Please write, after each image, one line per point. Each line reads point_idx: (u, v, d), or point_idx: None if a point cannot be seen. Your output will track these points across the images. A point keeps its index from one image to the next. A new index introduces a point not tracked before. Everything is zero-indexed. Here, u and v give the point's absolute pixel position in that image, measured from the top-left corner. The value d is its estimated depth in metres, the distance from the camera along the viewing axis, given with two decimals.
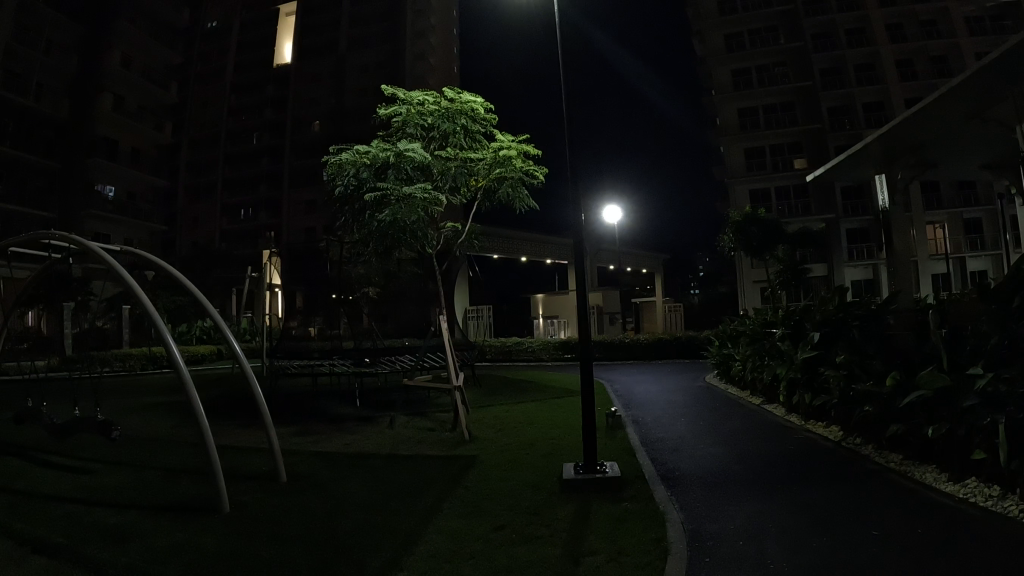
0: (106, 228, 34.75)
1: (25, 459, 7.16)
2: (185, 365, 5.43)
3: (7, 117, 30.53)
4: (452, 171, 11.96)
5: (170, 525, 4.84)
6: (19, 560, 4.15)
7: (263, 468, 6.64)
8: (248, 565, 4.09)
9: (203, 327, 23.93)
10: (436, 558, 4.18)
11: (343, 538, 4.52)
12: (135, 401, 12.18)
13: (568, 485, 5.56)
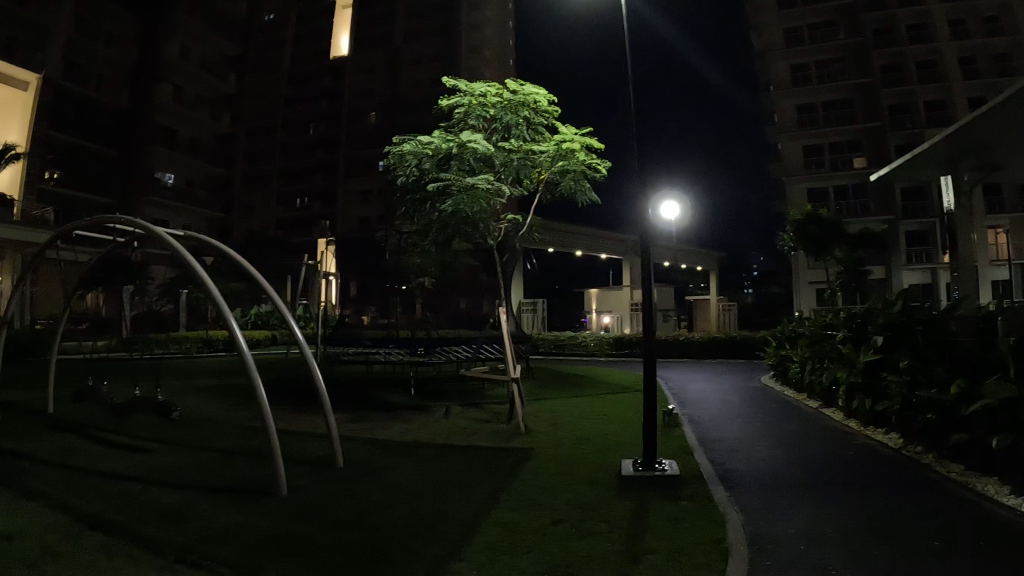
0: (164, 214, 35.84)
1: (87, 437, 7.36)
2: (248, 350, 5.51)
3: (71, 106, 31.64)
4: (516, 164, 11.67)
5: (229, 505, 4.96)
6: (77, 537, 4.28)
7: (319, 452, 6.76)
8: (306, 548, 4.17)
9: (260, 312, 24.50)
10: (493, 550, 4.19)
11: (397, 527, 4.54)
12: (191, 383, 12.48)
13: (624, 482, 5.54)
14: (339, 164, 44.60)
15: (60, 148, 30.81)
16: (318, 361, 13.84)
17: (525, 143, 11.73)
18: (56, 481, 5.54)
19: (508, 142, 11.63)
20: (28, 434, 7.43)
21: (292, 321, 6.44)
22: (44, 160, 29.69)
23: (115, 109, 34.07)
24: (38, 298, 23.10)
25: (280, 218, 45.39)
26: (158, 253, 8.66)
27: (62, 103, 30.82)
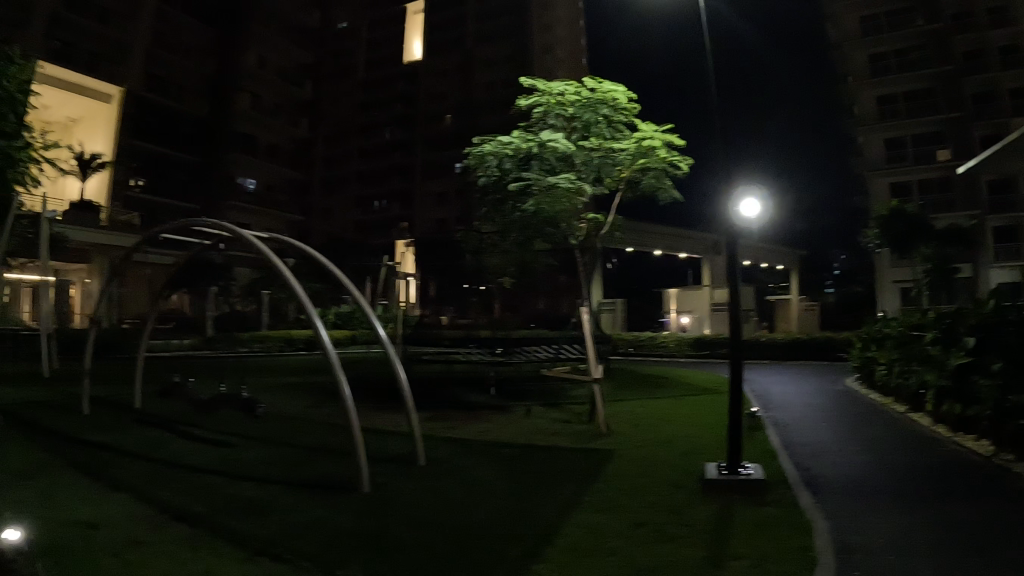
0: (247, 218, 37.29)
1: (174, 432, 7.65)
2: (333, 349, 5.68)
3: (155, 117, 33.16)
4: (597, 162, 11.44)
5: (313, 501, 5.11)
6: (164, 530, 4.45)
7: (398, 450, 6.89)
8: (385, 545, 4.23)
9: (340, 313, 25.14)
10: (575, 552, 4.17)
11: (474, 526, 4.57)
12: (275, 380, 12.91)
13: (708, 486, 5.43)
14: (418, 167, 45.73)
15: (144, 156, 32.41)
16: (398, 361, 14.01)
17: (605, 141, 11.43)
18: (145, 474, 5.78)
19: (588, 141, 11.41)
20: (119, 428, 7.77)
21: (375, 321, 6.58)
22: (127, 168, 31.35)
23: (196, 118, 35.48)
24: (124, 300, 24.27)
25: (358, 221, 46.59)
26: (241, 255, 8.94)
27: (145, 114, 32.35)
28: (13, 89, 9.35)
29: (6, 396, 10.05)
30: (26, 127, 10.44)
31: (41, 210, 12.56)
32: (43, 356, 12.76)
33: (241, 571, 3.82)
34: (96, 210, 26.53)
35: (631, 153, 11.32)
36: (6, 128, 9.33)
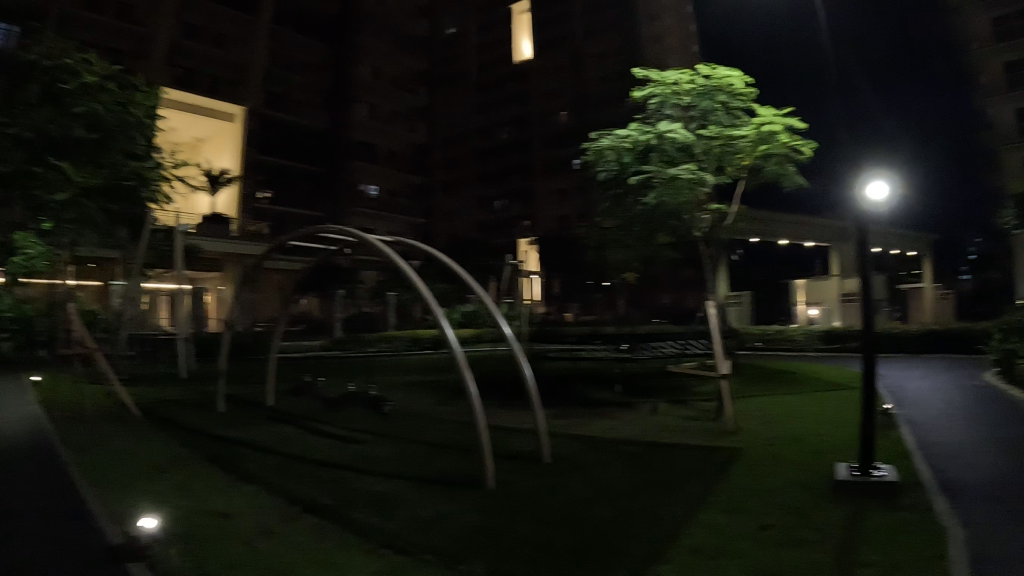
0: (371, 223, 39.38)
1: (306, 429, 8.01)
2: (458, 347, 5.77)
3: (277, 133, 35.07)
4: (717, 151, 10.34)
5: (440, 494, 5.24)
6: (294, 520, 4.67)
7: (523, 447, 6.97)
8: (506, 540, 4.27)
9: (467, 311, 25.68)
10: (698, 554, 4.04)
11: (592, 524, 4.54)
12: (404, 378, 13.43)
13: (839, 488, 5.14)
14: None
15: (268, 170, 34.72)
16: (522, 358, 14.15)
17: (724, 129, 10.33)
18: (279, 466, 6.10)
19: (706, 129, 10.34)
20: (257, 424, 8.24)
21: (499, 318, 6.64)
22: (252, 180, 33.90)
23: (316, 131, 37.28)
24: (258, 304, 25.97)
25: None
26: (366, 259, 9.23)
27: (267, 130, 34.42)
28: (139, 115, 11.70)
29: (156, 395, 10.93)
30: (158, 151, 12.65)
31: (178, 222, 13.41)
32: (186, 358, 13.81)
33: (364, 562, 3.95)
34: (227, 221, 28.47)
35: (751, 140, 10.21)
36: (136, 152, 11.78)
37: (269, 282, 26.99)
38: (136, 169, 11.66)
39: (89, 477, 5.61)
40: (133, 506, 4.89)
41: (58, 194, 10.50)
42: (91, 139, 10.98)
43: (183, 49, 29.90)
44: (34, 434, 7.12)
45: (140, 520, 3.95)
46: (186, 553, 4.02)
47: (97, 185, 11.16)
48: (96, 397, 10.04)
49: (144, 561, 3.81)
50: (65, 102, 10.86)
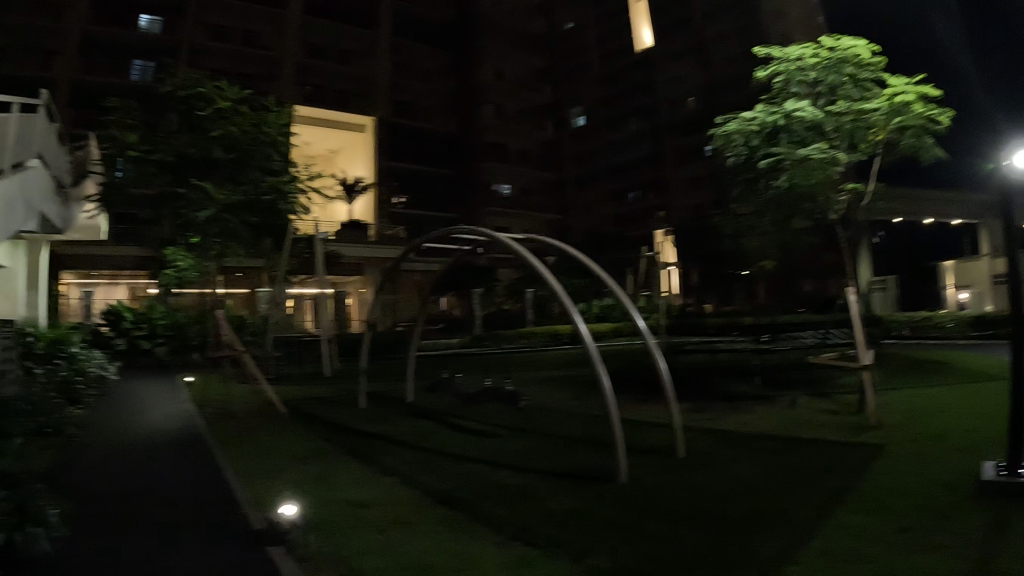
0: (507, 223, 38.66)
1: (445, 423, 8.28)
2: (591, 341, 5.73)
3: (409, 140, 35.77)
4: (850, 126, 9.57)
5: (571, 489, 5.30)
6: (427, 510, 4.83)
7: (657, 443, 6.92)
8: (630, 536, 4.26)
9: (605, 304, 25.18)
10: (829, 557, 3.87)
11: (718, 523, 4.46)
12: (539, 374, 13.61)
13: (985, 489, 4.79)
14: None
15: (404, 175, 35.31)
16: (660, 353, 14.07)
17: (855, 103, 9.58)
18: (413, 459, 6.33)
19: (836, 105, 9.61)
20: (397, 419, 8.58)
21: (633, 312, 6.56)
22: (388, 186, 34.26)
23: (447, 135, 37.79)
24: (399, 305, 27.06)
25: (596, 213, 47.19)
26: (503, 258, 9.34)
27: (399, 137, 35.26)
28: (272, 134, 13.46)
29: (295, 391, 11.69)
30: (293, 165, 14.34)
31: (317, 232, 13.88)
32: (330, 356, 14.62)
33: (493, 552, 4.01)
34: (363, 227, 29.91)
35: (885, 113, 9.43)
36: (272, 167, 13.51)
37: (409, 283, 27.95)
38: (272, 183, 13.36)
39: (237, 467, 6.03)
40: (275, 494, 5.22)
41: (201, 209, 12.64)
42: (227, 158, 13.04)
43: (308, 68, 32.03)
44: (189, 430, 7.73)
45: (281, 507, 4.24)
46: (323, 539, 4.24)
47: (237, 198, 13.17)
48: (242, 395, 10.80)
49: (283, 544, 4.09)
50: (207, 128, 13.02)
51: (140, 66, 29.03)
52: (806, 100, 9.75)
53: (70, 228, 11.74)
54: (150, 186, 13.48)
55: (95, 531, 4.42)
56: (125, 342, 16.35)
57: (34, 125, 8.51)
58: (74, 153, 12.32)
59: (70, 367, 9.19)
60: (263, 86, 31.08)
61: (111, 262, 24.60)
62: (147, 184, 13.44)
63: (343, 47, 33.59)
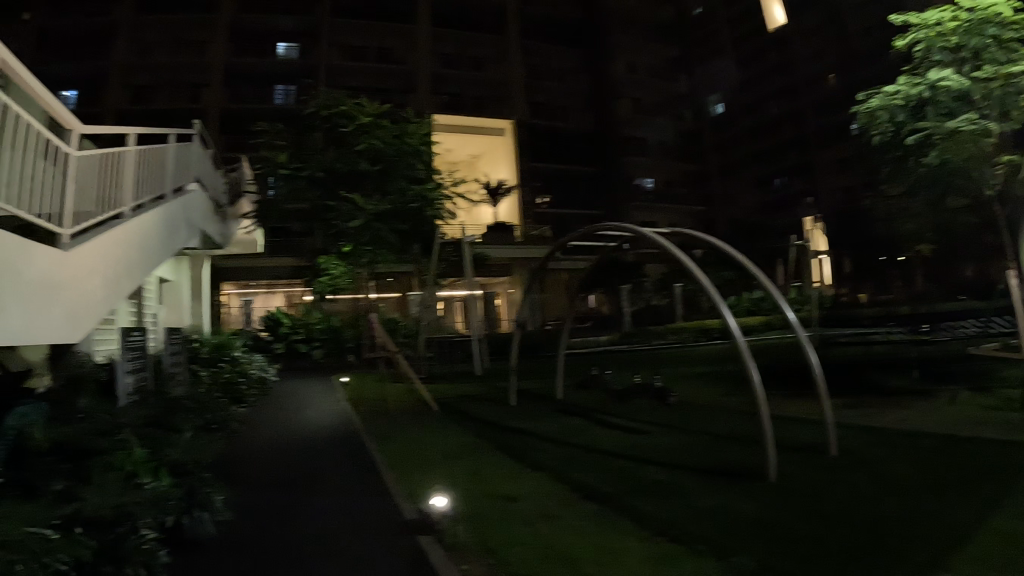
0: (651, 216, 37.54)
1: (593, 420, 8.31)
2: (741, 337, 5.53)
3: (547, 140, 35.11)
4: (1000, 94, 8.64)
5: (714, 486, 5.20)
6: (573, 506, 4.86)
7: (807, 441, 6.66)
8: (773, 535, 4.14)
9: (753, 299, 23.96)
10: (991, 564, 3.60)
11: (869, 523, 4.25)
12: (686, 370, 13.32)
13: None
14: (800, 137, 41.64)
15: (546, 176, 34.64)
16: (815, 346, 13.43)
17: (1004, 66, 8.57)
18: (558, 455, 6.39)
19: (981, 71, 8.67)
20: (545, 416, 8.65)
21: (784, 306, 6.31)
22: (534, 187, 33.60)
23: (585, 132, 36.63)
24: (550, 303, 27.34)
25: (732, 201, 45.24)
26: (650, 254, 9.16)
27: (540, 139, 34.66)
28: (415, 143, 11.93)
29: (445, 391, 12.09)
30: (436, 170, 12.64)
31: (460, 234, 13.99)
32: (481, 357, 14.87)
33: (641, 548, 3.99)
34: (508, 228, 29.87)
35: None
36: (417, 174, 11.96)
37: (557, 282, 28.06)
38: (420, 191, 11.85)
39: (389, 461, 6.33)
40: (426, 487, 5.43)
41: (352, 222, 11.09)
42: (374, 172, 11.47)
43: (446, 78, 32.75)
44: (347, 427, 8.17)
45: (433, 498, 4.39)
46: (475, 530, 4.36)
47: (385, 211, 11.53)
48: (396, 395, 11.27)
49: (433, 534, 4.25)
50: (351, 144, 11.59)
51: (283, 90, 31.03)
52: (950, 70, 8.94)
53: (229, 243, 12.76)
54: (302, 200, 11.78)
55: (264, 516, 4.78)
56: (284, 345, 17.59)
57: (191, 150, 9.33)
58: (227, 173, 13.32)
59: (230, 369, 10.19)
60: (399, 99, 31.59)
61: (268, 273, 26.30)
62: (300, 200, 11.77)
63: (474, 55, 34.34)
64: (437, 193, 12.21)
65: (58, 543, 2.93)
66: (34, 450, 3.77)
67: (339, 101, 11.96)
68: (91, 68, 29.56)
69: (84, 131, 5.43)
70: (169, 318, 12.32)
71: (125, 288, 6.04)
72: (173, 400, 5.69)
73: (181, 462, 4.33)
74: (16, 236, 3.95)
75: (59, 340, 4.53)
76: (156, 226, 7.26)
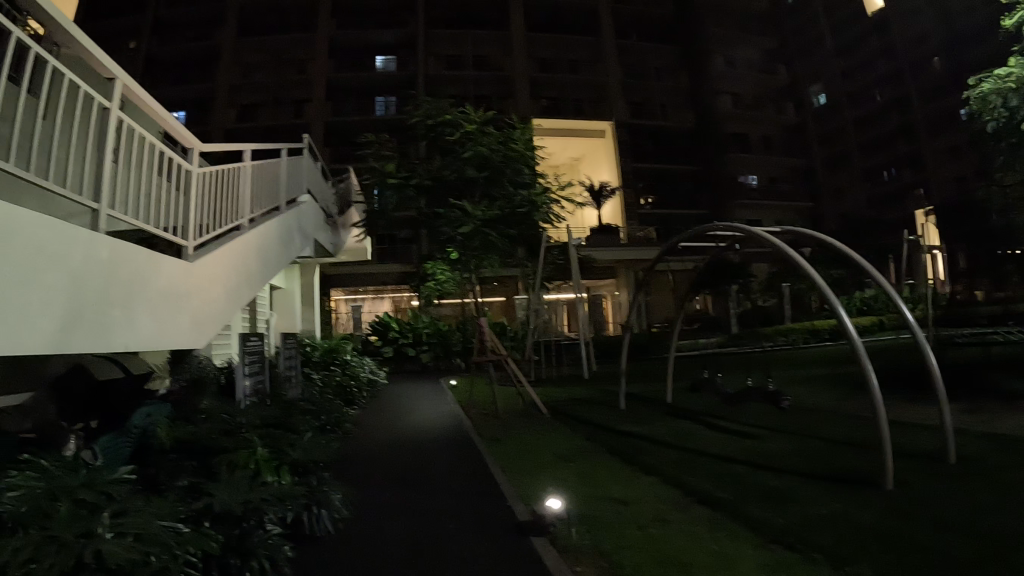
0: (757, 215, 35.32)
1: (703, 424, 8.14)
2: (858, 338, 5.24)
3: (648, 140, 34.37)
4: None
5: (829, 493, 4.98)
6: (685, 510, 4.77)
7: (928, 448, 6.28)
8: (893, 545, 3.93)
9: (865, 296, 22.91)
10: None
11: (999, 536, 3.97)
12: (799, 373, 12.83)
13: None
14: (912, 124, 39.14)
15: (648, 176, 33.89)
16: (932, 346, 12.84)
17: None
18: (669, 459, 6.30)
19: None
20: (653, 419, 8.57)
21: (901, 305, 5.96)
22: (636, 188, 32.85)
23: (687, 129, 35.39)
24: (654, 305, 27.09)
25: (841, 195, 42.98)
26: (761, 254, 8.83)
27: (641, 138, 34.00)
28: (522, 148, 11.18)
29: (553, 394, 12.11)
30: (543, 176, 12.03)
31: (568, 239, 13.51)
32: (590, 360, 14.87)
33: (755, 554, 3.89)
34: (615, 231, 29.50)
35: None
36: (525, 180, 11.18)
37: (661, 283, 27.61)
38: (528, 194, 11.01)
39: (500, 463, 6.42)
40: (536, 489, 5.46)
41: (461, 228, 10.23)
42: (481, 179, 10.82)
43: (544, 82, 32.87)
44: (457, 430, 8.33)
45: (546, 499, 4.44)
46: (588, 532, 4.37)
47: (495, 218, 10.68)
48: (501, 398, 11.42)
49: (546, 535, 4.32)
50: (457, 152, 11.07)
51: (383, 102, 31.91)
52: None
53: (340, 250, 13.55)
54: (409, 207, 11.56)
55: (381, 514, 4.96)
56: (393, 349, 17.99)
57: (301, 166, 9.79)
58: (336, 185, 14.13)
59: (341, 373, 10.71)
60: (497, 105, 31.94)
61: (376, 279, 27.39)
62: (407, 209, 11.50)
63: (571, 58, 34.31)
64: (546, 198, 11.39)
65: (187, 533, 3.12)
66: (158, 449, 4.24)
67: (443, 110, 11.63)
68: (209, 90, 31.59)
69: (208, 149, 5.82)
70: (281, 324, 12.96)
71: (244, 295, 6.36)
72: (290, 405, 5.92)
73: (301, 461, 4.54)
74: (147, 248, 4.27)
75: (186, 345, 4.85)
76: (271, 236, 7.63)
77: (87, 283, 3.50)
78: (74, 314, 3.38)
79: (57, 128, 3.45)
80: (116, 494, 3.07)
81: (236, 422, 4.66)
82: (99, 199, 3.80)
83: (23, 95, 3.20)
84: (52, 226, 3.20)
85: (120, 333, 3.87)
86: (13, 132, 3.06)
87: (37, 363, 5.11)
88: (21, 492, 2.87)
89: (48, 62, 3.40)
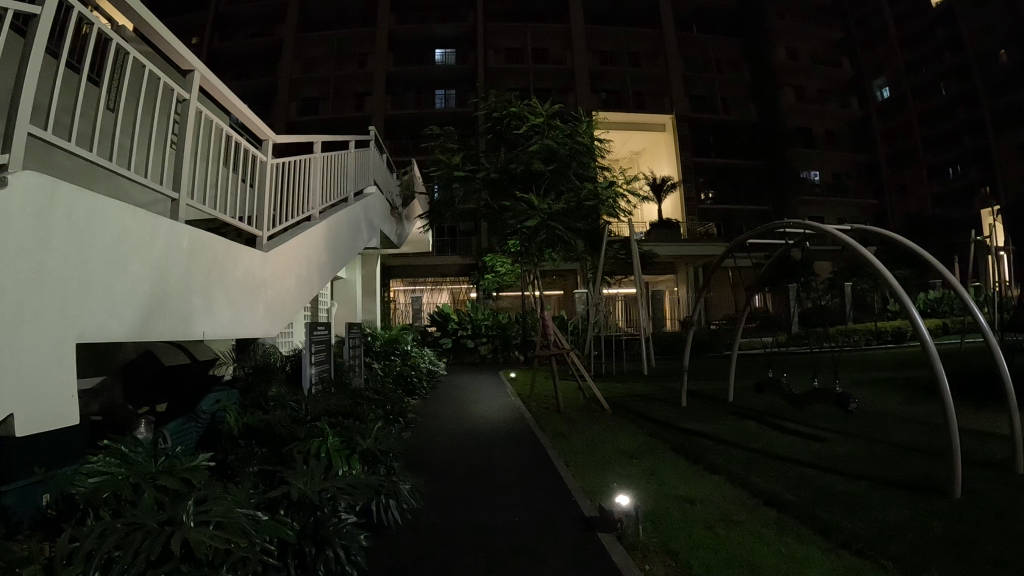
0: (820, 211, 34.67)
1: (767, 424, 7.96)
2: (933, 341, 4.99)
3: (707, 134, 33.98)
4: None
5: (900, 500, 4.81)
6: (753, 512, 4.68)
7: (1000, 455, 6.04)
8: (974, 553, 3.77)
9: (929, 298, 22.15)
10: None
11: None
12: (869, 375, 12.47)
13: None
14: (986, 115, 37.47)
15: (708, 171, 33.56)
16: (1001, 349, 12.44)
17: None
18: (737, 459, 6.20)
19: None
20: (715, 419, 8.41)
21: (973, 305, 5.65)
22: (696, 183, 32.73)
23: (749, 124, 34.77)
24: (714, 302, 26.78)
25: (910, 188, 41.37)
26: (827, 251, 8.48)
27: (700, 133, 33.71)
28: (588, 141, 10.99)
29: (614, 389, 12.15)
30: (607, 168, 11.86)
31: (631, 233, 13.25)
32: (650, 355, 14.81)
33: (826, 558, 3.79)
34: (675, 226, 29.26)
35: None
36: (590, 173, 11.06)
37: (722, 279, 27.29)
38: (594, 188, 10.73)
39: (565, 458, 6.39)
40: (600, 485, 5.43)
41: (528, 221, 10.03)
42: (548, 172, 10.67)
43: (602, 74, 32.65)
44: (518, 423, 8.37)
45: (615, 496, 4.37)
46: (654, 529, 4.33)
47: (561, 211, 10.38)
48: (558, 392, 11.45)
49: (615, 532, 4.26)
50: (524, 145, 10.92)
51: (443, 94, 32.22)
52: None
53: (404, 242, 13.83)
54: (472, 199, 11.63)
55: (446, 508, 4.96)
56: (452, 340, 18.20)
57: (367, 159, 9.91)
58: (400, 178, 14.42)
59: (401, 362, 10.94)
60: (558, 98, 31.91)
61: (435, 270, 27.88)
62: (471, 201, 11.47)
63: (631, 50, 33.93)
64: (611, 193, 11.21)
65: (265, 521, 3.17)
66: (229, 434, 4.54)
67: (508, 104, 11.54)
68: (274, 83, 32.35)
69: (281, 140, 5.90)
70: (343, 314, 13.28)
71: (314, 285, 6.46)
72: (354, 394, 6.00)
73: (371, 450, 4.53)
74: (225, 238, 4.39)
75: (261, 333, 4.97)
76: (340, 228, 7.77)
77: (169, 269, 3.62)
78: (157, 299, 3.49)
79: (140, 116, 3.55)
80: (196, 480, 3.19)
81: (305, 414, 4.77)
82: (178, 189, 3.90)
83: (107, 84, 3.31)
84: (136, 213, 3.29)
85: (198, 320, 3.97)
86: (99, 122, 3.16)
87: (115, 350, 5.32)
88: (104, 479, 3.00)
89: (127, 52, 3.48)
